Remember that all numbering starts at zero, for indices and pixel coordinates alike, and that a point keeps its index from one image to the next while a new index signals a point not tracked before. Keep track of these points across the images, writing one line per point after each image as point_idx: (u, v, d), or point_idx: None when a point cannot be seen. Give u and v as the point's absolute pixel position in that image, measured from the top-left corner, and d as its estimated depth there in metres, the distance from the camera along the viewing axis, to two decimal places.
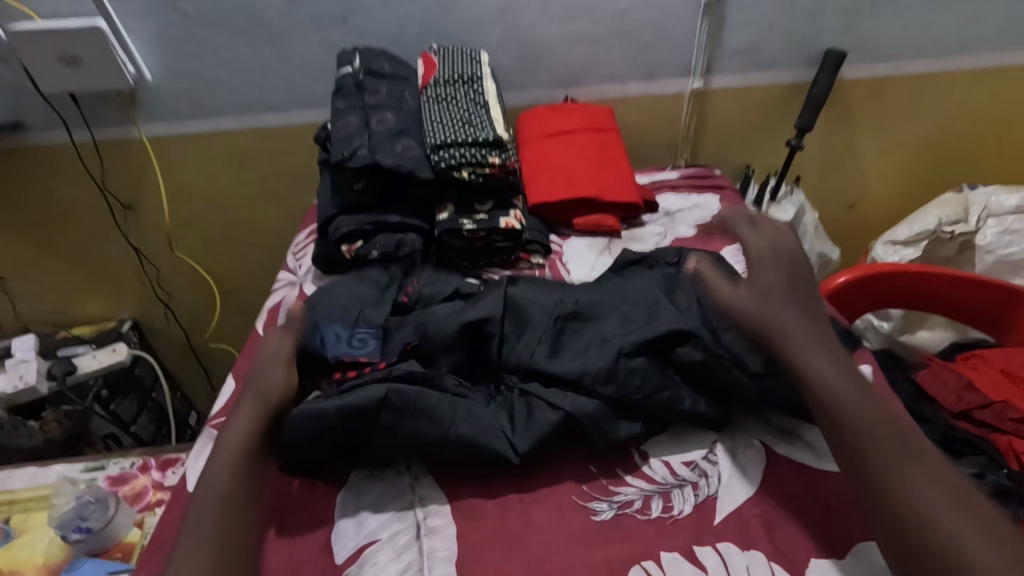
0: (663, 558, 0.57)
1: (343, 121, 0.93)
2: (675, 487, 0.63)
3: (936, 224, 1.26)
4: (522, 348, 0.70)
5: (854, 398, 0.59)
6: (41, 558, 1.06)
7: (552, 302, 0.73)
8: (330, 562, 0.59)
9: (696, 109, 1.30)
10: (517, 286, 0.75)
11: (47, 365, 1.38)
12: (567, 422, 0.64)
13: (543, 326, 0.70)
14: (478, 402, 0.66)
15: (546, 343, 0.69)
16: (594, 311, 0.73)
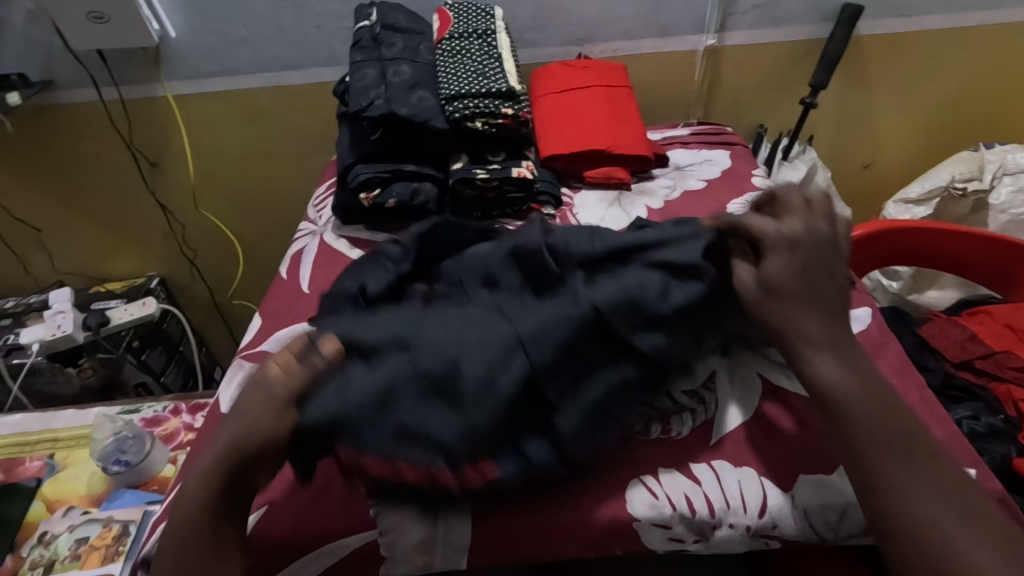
0: (660, 473, 0.63)
1: (361, 73, 0.96)
2: (675, 412, 0.66)
3: (948, 181, 1.25)
4: (570, 247, 0.69)
5: (803, 299, 0.60)
6: (83, 490, 1.14)
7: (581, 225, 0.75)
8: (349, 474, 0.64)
9: (709, 67, 1.30)
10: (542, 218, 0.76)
11: (82, 316, 1.45)
12: (627, 304, 0.61)
13: (573, 237, 0.71)
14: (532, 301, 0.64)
15: (582, 240, 0.70)
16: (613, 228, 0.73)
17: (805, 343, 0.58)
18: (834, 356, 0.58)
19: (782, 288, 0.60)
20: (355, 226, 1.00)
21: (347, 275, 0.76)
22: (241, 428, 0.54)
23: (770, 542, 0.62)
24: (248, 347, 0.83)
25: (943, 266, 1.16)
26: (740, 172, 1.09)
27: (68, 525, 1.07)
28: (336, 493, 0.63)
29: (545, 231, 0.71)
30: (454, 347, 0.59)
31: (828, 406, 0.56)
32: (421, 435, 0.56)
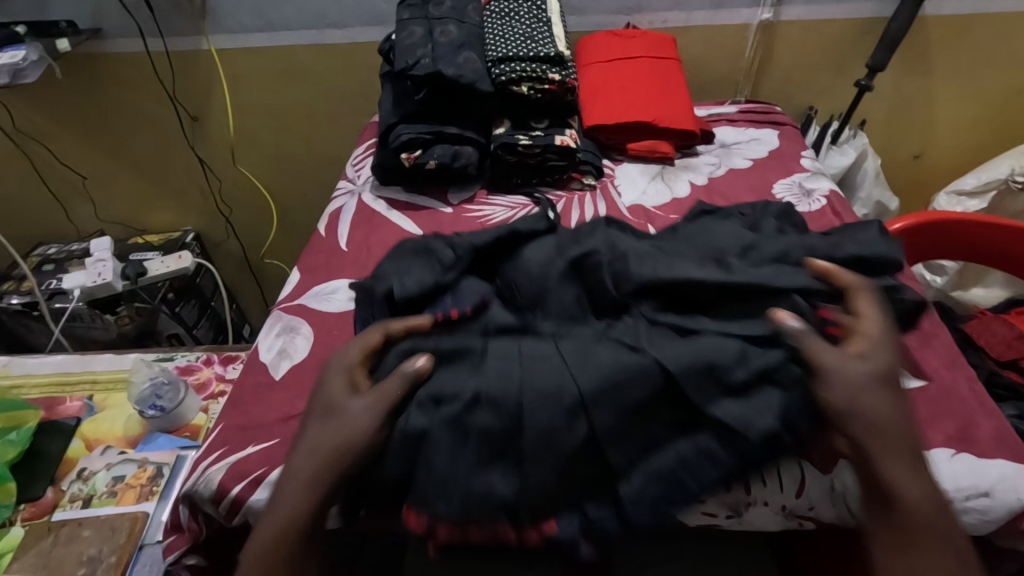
0: None
1: (407, 32, 0.94)
2: None
3: (1008, 174, 1.19)
4: (627, 267, 0.65)
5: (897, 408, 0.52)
6: (121, 431, 1.17)
7: (644, 243, 0.70)
8: None
9: (762, 43, 1.25)
10: (610, 227, 0.73)
11: (122, 266, 1.50)
12: (703, 368, 0.55)
13: (640, 258, 0.66)
14: (586, 342, 0.60)
15: (650, 263, 0.65)
16: (679, 253, 0.69)
17: (893, 458, 0.50)
18: (920, 474, 0.51)
19: (871, 387, 0.53)
20: (393, 188, 1.00)
21: (394, 266, 0.75)
22: (335, 444, 0.55)
23: (804, 522, 0.63)
24: (286, 300, 0.84)
25: (993, 261, 1.12)
26: (789, 153, 1.06)
27: (106, 463, 1.11)
28: None
29: (614, 253, 0.68)
30: (513, 399, 0.55)
31: (898, 529, 0.49)
32: (490, 498, 0.53)
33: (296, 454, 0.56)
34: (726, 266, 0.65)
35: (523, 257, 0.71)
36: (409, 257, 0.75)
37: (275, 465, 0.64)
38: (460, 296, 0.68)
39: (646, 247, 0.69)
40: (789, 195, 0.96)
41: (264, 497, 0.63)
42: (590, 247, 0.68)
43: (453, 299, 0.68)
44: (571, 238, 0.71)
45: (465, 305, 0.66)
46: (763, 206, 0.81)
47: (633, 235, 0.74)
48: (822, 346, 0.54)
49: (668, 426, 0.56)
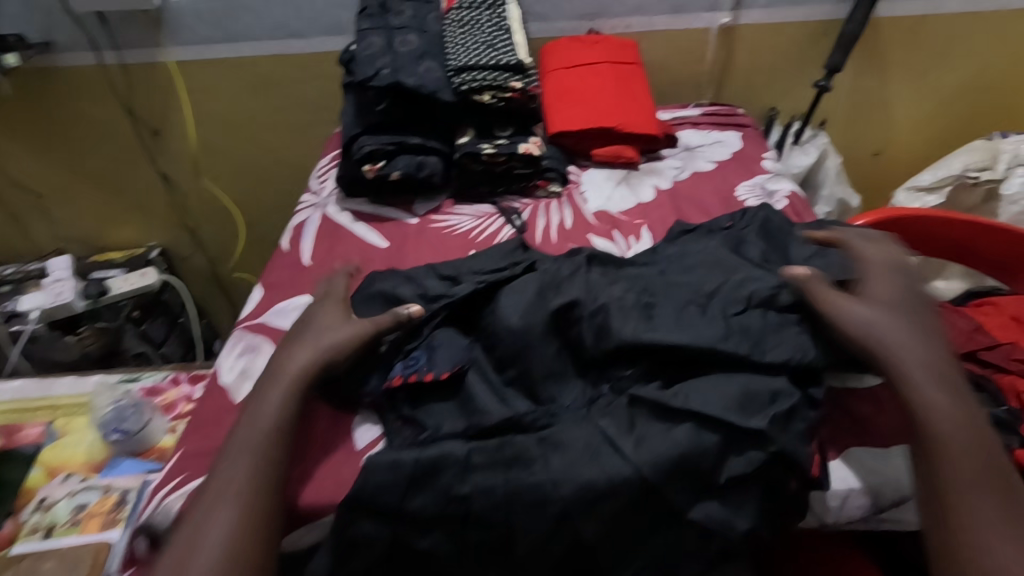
0: None
1: (367, 42, 0.93)
2: None
3: (961, 170, 1.23)
4: (615, 328, 0.63)
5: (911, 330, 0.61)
6: (84, 456, 1.14)
7: (628, 291, 0.68)
8: (351, 446, 0.66)
9: (723, 45, 1.27)
10: (592, 275, 0.71)
11: (81, 285, 1.45)
12: (679, 469, 0.54)
13: (618, 317, 0.64)
14: (568, 427, 0.58)
15: (632, 322, 0.64)
16: (665, 300, 0.67)
17: (915, 373, 0.58)
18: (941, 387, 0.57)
19: (876, 313, 0.62)
20: (358, 200, 0.99)
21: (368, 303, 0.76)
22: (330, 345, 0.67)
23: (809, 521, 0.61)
24: (249, 317, 0.82)
25: (952, 255, 1.15)
26: (751, 155, 1.07)
27: (68, 491, 1.07)
28: (335, 466, 0.65)
29: (598, 304, 0.66)
30: (501, 517, 0.54)
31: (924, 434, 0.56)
32: None
33: (280, 367, 0.65)
34: (717, 333, 0.61)
35: (499, 305, 0.69)
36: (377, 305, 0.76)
37: None
38: (436, 356, 0.68)
39: (630, 297, 0.67)
40: (752, 197, 0.97)
41: None
42: (571, 298, 0.67)
43: (428, 357, 0.68)
44: (553, 283, 0.69)
45: (441, 367, 0.66)
46: (747, 221, 0.81)
47: (617, 280, 0.72)
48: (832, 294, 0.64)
49: (653, 520, 0.54)
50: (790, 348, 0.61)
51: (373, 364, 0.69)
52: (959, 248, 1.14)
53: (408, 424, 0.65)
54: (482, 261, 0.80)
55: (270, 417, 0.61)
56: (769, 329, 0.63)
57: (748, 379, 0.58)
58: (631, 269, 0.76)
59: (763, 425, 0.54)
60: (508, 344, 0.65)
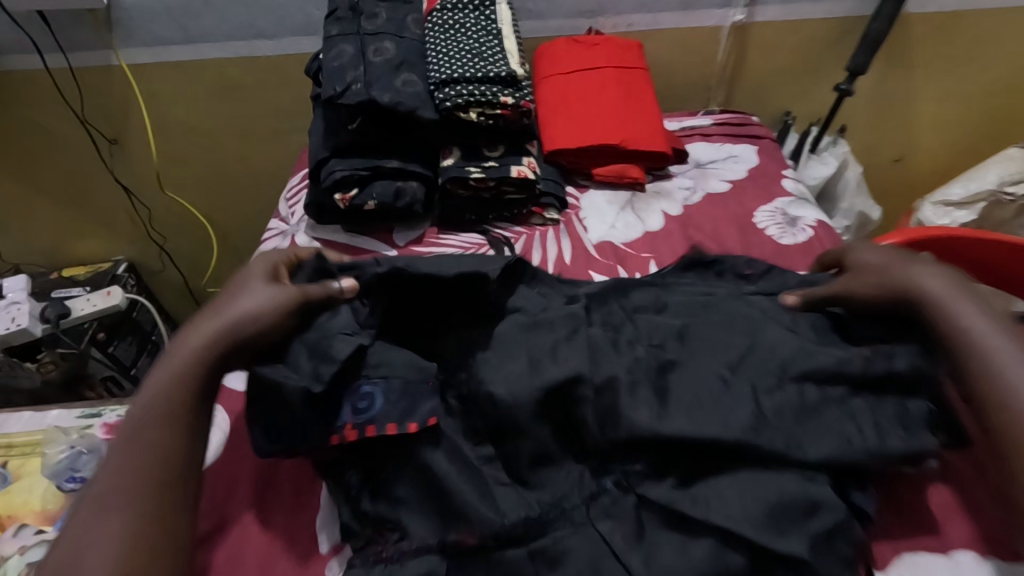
0: None
1: (336, 50, 0.82)
2: None
3: (996, 184, 1.12)
4: (628, 415, 0.54)
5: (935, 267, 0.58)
6: (39, 504, 1.02)
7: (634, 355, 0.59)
8: (313, 553, 0.58)
9: (735, 45, 1.15)
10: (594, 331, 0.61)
11: (40, 307, 1.33)
12: None
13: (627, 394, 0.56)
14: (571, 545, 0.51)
15: (646, 406, 0.55)
16: (682, 371, 0.58)
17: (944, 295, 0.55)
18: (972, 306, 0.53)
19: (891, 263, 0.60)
20: (331, 227, 0.88)
21: None
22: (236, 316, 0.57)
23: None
24: None
25: (981, 278, 1.06)
26: (770, 172, 0.97)
27: (21, 546, 0.93)
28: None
29: (604, 377, 0.57)
30: None
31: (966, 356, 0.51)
32: None
33: (166, 361, 0.56)
34: (747, 423, 0.53)
35: (492, 371, 0.58)
36: None
37: None
38: (397, 403, 0.58)
39: (637, 368, 0.58)
40: (772, 225, 0.86)
41: None
42: (572, 370, 0.56)
43: (382, 398, 0.58)
44: (551, 348, 0.59)
45: (408, 420, 0.57)
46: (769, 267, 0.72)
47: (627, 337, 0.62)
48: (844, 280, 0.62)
49: None
50: (833, 441, 0.52)
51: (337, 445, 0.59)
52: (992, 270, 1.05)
53: (385, 529, 0.56)
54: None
55: (150, 422, 0.52)
56: (806, 412, 0.54)
57: (782, 484, 0.51)
58: (636, 295, 0.68)
59: (801, 552, 0.47)
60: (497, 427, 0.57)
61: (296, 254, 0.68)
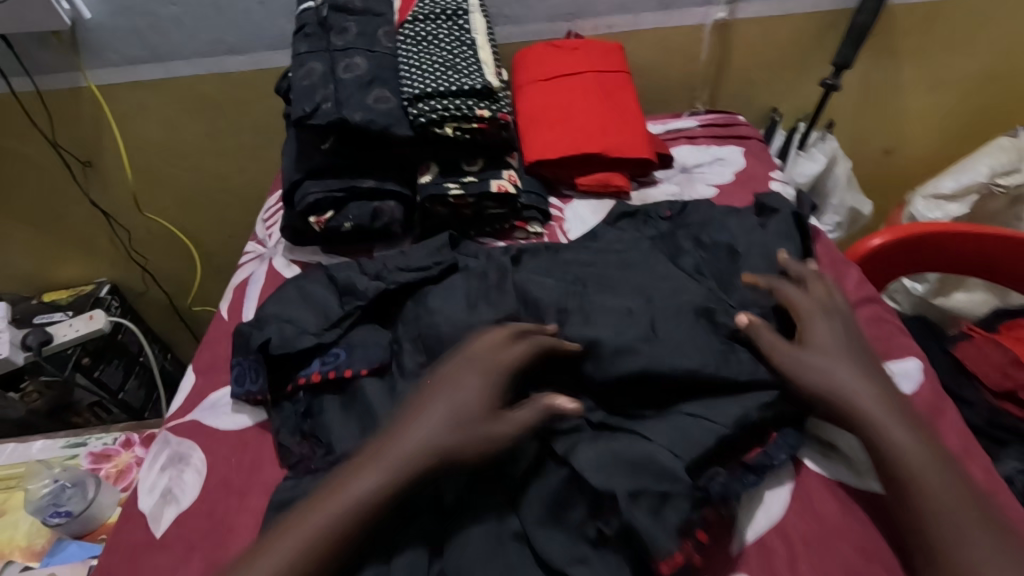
0: None
1: (305, 68, 0.79)
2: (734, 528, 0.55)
3: (988, 175, 1.11)
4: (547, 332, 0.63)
5: (867, 396, 0.56)
6: (23, 540, 1.01)
7: (558, 292, 0.67)
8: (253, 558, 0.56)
9: (718, 43, 1.13)
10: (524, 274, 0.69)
11: (21, 334, 1.31)
12: None
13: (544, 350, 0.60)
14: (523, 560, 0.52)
15: (561, 324, 0.64)
16: (599, 303, 0.65)
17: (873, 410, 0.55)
18: (902, 426, 0.54)
19: (830, 361, 0.58)
20: (309, 248, 0.86)
21: (298, 295, 0.74)
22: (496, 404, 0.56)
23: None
24: (174, 416, 0.69)
25: (977, 272, 1.06)
26: (757, 175, 0.94)
27: None
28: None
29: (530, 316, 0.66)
30: None
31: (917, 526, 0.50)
32: None
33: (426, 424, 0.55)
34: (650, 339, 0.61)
35: (438, 308, 0.68)
36: (290, 303, 0.73)
37: None
38: (356, 353, 0.67)
39: (566, 302, 0.66)
40: None
41: None
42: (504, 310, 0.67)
43: (347, 352, 0.67)
44: (482, 292, 0.69)
45: (361, 364, 0.66)
46: (721, 229, 0.78)
47: (544, 279, 0.69)
48: (775, 339, 0.60)
49: None
50: (727, 417, 0.56)
51: (289, 370, 0.69)
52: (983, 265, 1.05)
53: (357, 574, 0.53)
54: (406, 255, 0.77)
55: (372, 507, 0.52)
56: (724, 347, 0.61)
57: (648, 447, 0.54)
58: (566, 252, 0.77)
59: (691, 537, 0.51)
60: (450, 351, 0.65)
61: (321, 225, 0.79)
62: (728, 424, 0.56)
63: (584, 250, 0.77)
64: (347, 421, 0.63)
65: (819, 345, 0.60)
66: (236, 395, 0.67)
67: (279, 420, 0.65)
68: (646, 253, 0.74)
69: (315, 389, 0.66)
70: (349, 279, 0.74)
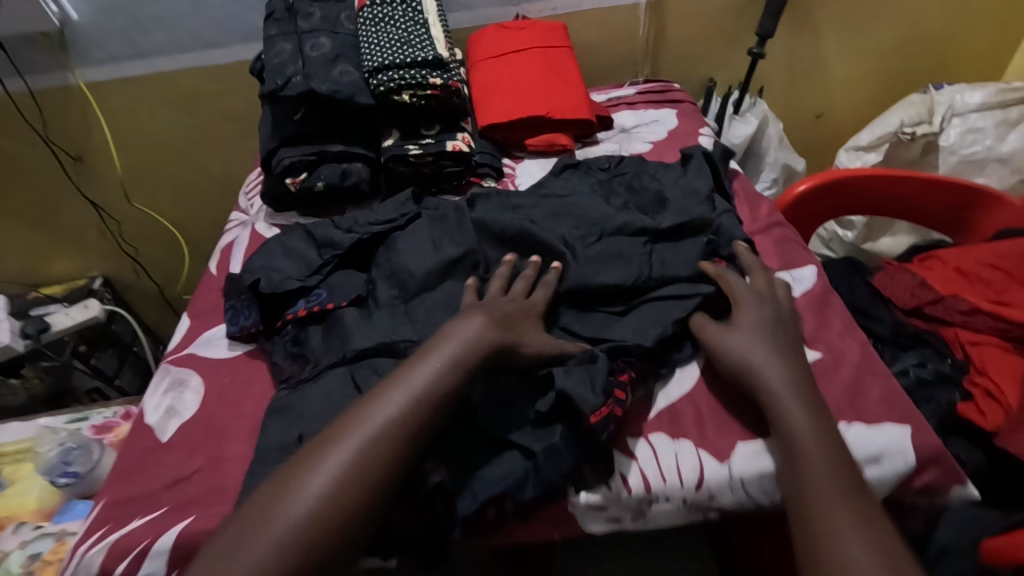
0: (632, 450, 0.62)
1: (276, 49, 0.90)
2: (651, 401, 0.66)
3: (897, 126, 1.25)
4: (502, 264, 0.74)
5: (782, 380, 0.59)
6: (34, 504, 1.09)
7: (513, 228, 0.77)
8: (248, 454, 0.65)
9: (653, 19, 1.25)
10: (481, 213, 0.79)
11: (20, 325, 1.38)
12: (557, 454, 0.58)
13: (500, 279, 0.72)
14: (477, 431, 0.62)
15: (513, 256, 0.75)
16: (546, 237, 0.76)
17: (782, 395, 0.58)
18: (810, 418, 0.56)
19: (750, 345, 0.63)
20: (288, 213, 0.96)
21: (279, 246, 0.81)
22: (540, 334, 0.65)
23: (709, 514, 0.62)
24: (175, 351, 0.78)
25: (900, 212, 1.17)
26: (687, 131, 1.06)
27: (20, 541, 1.01)
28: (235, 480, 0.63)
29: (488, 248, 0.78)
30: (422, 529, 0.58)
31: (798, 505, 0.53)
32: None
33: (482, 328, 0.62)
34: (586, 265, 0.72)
35: (407, 250, 0.76)
36: (273, 253, 0.81)
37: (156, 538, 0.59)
38: (336, 290, 0.75)
39: (518, 235, 0.77)
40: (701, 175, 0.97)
41: (154, 569, 0.58)
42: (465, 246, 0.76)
43: (328, 291, 0.75)
44: (444, 232, 0.78)
45: (341, 298, 0.74)
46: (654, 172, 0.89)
47: (498, 217, 0.78)
48: (707, 324, 0.67)
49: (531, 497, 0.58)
50: (650, 335, 0.66)
51: (276, 307, 0.77)
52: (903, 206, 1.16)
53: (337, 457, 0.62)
54: (375, 211, 0.84)
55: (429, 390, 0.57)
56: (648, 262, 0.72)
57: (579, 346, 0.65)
58: (514, 198, 0.85)
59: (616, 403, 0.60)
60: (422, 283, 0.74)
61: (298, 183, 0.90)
62: (650, 341, 0.66)
63: (530, 196, 0.85)
64: (328, 342, 0.72)
65: (750, 329, 0.64)
66: (231, 334, 0.76)
67: (271, 347, 0.75)
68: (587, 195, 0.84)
69: (303, 323, 0.74)
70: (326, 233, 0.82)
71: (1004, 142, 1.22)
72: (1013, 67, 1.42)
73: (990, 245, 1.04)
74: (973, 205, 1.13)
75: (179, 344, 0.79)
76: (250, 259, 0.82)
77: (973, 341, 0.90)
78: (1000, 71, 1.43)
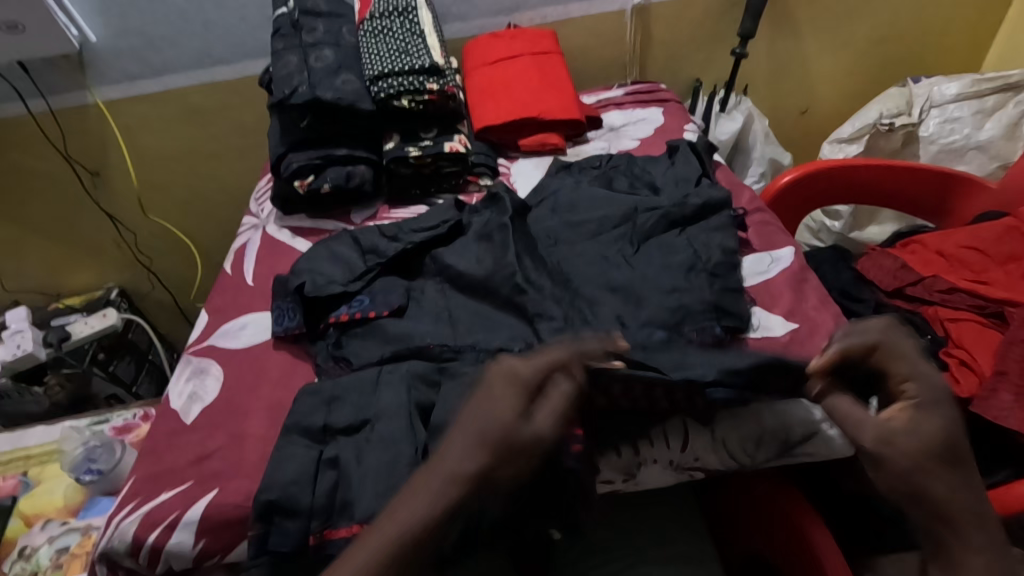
0: None
1: (283, 61, 0.96)
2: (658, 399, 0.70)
3: (876, 118, 1.31)
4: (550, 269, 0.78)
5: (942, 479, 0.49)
6: (60, 502, 1.14)
7: (543, 239, 0.83)
8: (268, 433, 0.70)
9: (639, 24, 1.31)
10: (536, 231, 0.84)
11: (43, 334, 1.46)
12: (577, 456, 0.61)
13: (506, 272, 0.77)
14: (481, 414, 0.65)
15: (534, 263, 0.79)
16: (563, 240, 0.83)
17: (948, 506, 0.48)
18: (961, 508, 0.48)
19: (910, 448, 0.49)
20: (297, 215, 1.02)
21: (316, 255, 0.86)
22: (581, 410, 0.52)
23: (695, 474, 0.67)
24: (196, 343, 0.83)
25: (894, 204, 1.21)
26: (673, 127, 1.11)
27: (48, 537, 1.06)
28: (252, 456, 0.68)
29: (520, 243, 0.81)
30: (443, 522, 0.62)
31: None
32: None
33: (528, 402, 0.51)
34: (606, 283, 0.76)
35: (455, 262, 0.80)
36: (318, 258, 0.85)
37: (185, 507, 0.64)
38: (377, 299, 0.79)
39: (560, 247, 0.82)
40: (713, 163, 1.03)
41: (183, 538, 0.63)
42: (504, 257, 0.78)
43: (369, 299, 0.79)
44: (490, 250, 0.80)
45: (381, 308, 0.78)
46: (658, 167, 0.93)
47: (532, 228, 0.84)
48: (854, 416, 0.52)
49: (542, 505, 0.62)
50: (679, 373, 0.60)
51: (317, 312, 0.81)
52: (895, 197, 1.20)
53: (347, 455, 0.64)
54: (420, 219, 0.88)
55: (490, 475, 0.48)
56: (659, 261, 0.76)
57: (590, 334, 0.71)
58: (535, 211, 0.88)
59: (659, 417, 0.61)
60: (460, 288, 0.79)
61: (303, 185, 0.95)
62: (677, 380, 0.60)
63: (542, 204, 0.90)
64: (366, 345, 0.76)
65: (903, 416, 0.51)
66: (277, 333, 0.80)
67: (311, 348, 0.79)
68: (596, 197, 0.88)
69: (343, 326, 0.78)
70: (370, 242, 0.86)
71: (981, 130, 1.26)
72: (990, 58, 1.47)
73: (968, 229, 1.06)
74: (956, 192, 1.18)
75: (199, 338, 0.84)
76: (298, 263, 0.86)
77: (952, 317, 0.94)
78: (977, 62, 1.48)
